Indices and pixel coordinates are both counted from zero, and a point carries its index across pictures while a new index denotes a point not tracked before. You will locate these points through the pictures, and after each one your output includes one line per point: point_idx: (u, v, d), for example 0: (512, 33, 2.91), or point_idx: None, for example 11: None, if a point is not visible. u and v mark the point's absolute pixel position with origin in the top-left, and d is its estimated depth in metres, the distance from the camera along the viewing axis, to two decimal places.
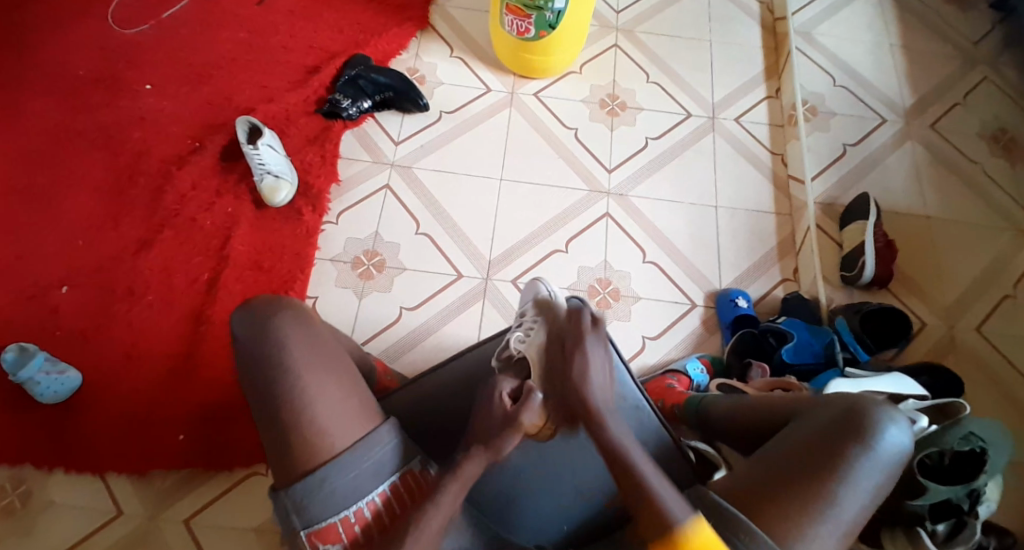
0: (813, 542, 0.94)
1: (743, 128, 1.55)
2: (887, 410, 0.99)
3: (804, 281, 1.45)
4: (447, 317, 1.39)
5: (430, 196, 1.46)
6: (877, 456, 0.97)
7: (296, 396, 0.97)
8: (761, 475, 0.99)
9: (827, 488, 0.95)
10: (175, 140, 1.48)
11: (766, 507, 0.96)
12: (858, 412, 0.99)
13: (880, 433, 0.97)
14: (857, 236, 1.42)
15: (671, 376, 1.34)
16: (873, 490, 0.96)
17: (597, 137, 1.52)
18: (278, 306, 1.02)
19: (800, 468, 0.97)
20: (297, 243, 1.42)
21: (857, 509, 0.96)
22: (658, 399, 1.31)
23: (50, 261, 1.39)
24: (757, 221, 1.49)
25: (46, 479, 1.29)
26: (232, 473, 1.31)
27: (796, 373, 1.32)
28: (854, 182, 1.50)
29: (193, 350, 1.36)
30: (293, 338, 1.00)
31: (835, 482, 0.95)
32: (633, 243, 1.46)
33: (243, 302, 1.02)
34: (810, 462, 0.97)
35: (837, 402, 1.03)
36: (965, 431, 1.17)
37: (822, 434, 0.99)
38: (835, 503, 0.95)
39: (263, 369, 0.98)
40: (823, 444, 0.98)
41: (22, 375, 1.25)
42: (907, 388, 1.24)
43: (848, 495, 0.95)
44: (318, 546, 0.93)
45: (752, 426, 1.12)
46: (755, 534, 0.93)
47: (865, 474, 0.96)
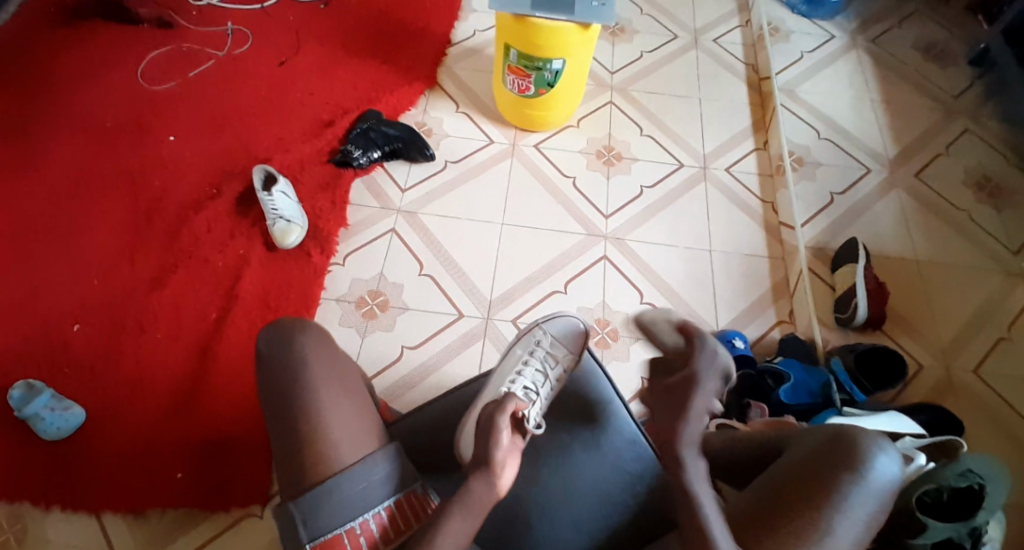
0: None
1: (734, 177, 1.62)
2: (877, 440, 0.99)
3: (800, 323, 1.48)
4: (448, 354, 1.42)
5: (434, 240, 1.52)
6: (869, 486, 0.97)
7: (310, 406, 1.00)
8: (756, 507, 0.99)
9: (820, 516, 0.95)
10: (193, 187, 1.56)
11: (761, 535, 0.96)
12: (849, 440, 1.00)
13: (872, 464, 0.97)
14: (849, 277, 1.46)
15: None
16: (867, 519, 0.96)
17: (594, 184, 1.59)
18: (307, 323, 1.07)
19: (793, 500, 0.97)
20: (305, 283, 1.47)
21: (853, 538, 0.96)
22: None
23: (65, 297, 1.43)
24: (750, 264, 1.53)
25: (43, 516, 1.29)
26: (227, 513, 1.30)
27: (794, 412, 1.33)
28: (845, 226, 1.56)
29: (197, 384, 1.38)
30: (315, 351, 1.04)
31: (828, 511, 0.95)
32: (631, 285, 1.49)
33: (269, 321, 1.06)
34: (804, 490, 0.98)
35: (830, 430, 1.03)
36: (962, 467, 1.16)
37: (814, 463, 0.99)
38: (829, 531, 0.95)
39: (280, 380, 1.02)
40: (815, 475, 0.98)
41: (26, 411, 1.28)
42: (905, 426, 1.26)
43: (842, 524, 0.95)
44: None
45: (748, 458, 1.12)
46: None
47: (858, 504, 0.96)
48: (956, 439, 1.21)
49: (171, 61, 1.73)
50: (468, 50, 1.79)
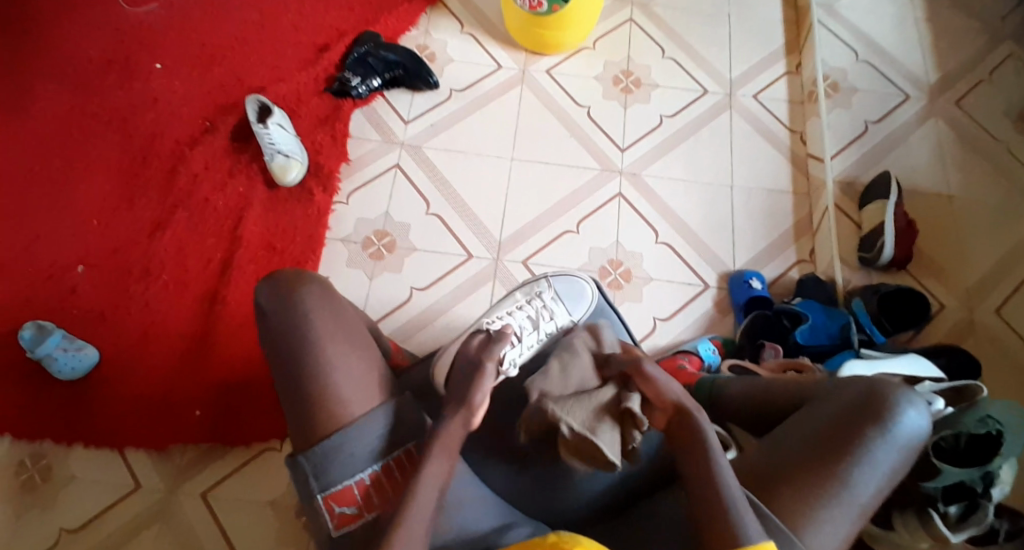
0: (828, 523, 0.93)
1: (761, 104, 1.52)
2: (904, 392, 0.98)
3: (821, 262, 1.43)
4: (458, 296, 1.39)
5: (440, 176, 1.45)
6: (894, 438, 0.96)
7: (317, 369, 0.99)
8: (774, 456, 0.98)
9: (841, 469, 0.94)
10: (187, 122, 1.50)
11: (782, 488, 0.94)
12: (878, 393, 0.98)
13: (899, 416, 0.96)
14: (878, 215, 1.40)
15: (683, 356, 1.32)
16: (892, 471, 0.95)
17: (610, 114, 1.50)
18: (309, 279, 1.05)
19: (814, 448, 0.96)
20: (308, 224, 1.43)
21: (875, 490, 0.95)
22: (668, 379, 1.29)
23: (69, 241, 1.43)
24: (772, 200, 1.47)
25: (67, 453, 1.34)
26: (248, 447, 1.35)
27: (811, 354, 1.32)
28: (877, 159, 1.47)
29: (207, 329, 1.40)
30: (320, 310, 1.02)
31: (849, 465, 0.94)
32: (646, 224, 1.44)
33: (268, 274, 1.05)
34: (828, 442, 0.96)
35: (857, 384, 1.01)
36: (982, 414, 1.19)
37: (844, 410, 0.98)
38: (849, 485, 0.94)
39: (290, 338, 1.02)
40: (839, 425, 0.97)
41: (39, 351, 1.31)
42: (922, 369, 1.24)
43: (863, 478, 0.94)
44: (334, 509, 0.96)
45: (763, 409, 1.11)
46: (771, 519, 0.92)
47: (880, 458, 0.94)
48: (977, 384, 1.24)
49: None
50: None
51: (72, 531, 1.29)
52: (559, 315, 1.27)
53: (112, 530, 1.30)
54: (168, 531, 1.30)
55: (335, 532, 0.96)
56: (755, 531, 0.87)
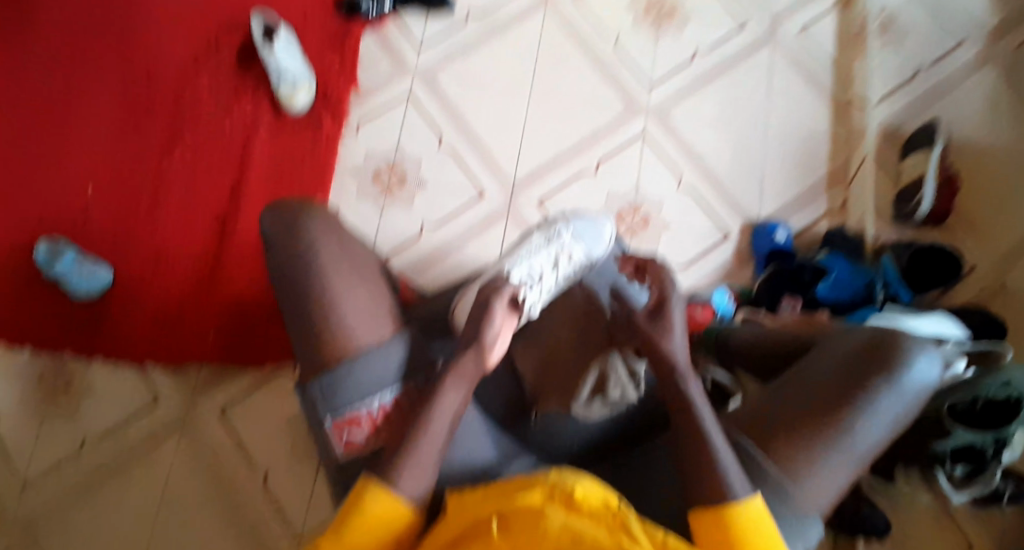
0: (824, 468, 0.91)
1: (805, 39, 1.40)
2: (921, 341, 0.95)
3: (852, 214, 1.35)
4: (470, 235, 1.33)
5: (454, 107, 1.38)
6: (904, 387, 0.93)
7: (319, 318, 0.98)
8: (779, 396, 0.96)
9: (846, 413, 0.91)
10: (192, 37, 1.43)
11: (779, 431, 0.93)
12: (890, 339, 0.95)
13: (911, 364, 0.93)
14: (920, 166, 1.30)
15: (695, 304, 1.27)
16: (896, 420, 0.93)
17: (640, 46, 1.40)
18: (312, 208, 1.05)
19: (821, 390, 0.94)
20: (315, 152, 1.38)
21: (878, 439, 0.92)
22: None
23: (73, 159, 1.39)
24: (809, 145, 1.37)
25: (87, 367, 1.32)
26: (262, 369, 1.32)
27: (829, 307, 1.26)
28: (924, 107, 1.36)
29: (219, 251, 1.35)
30: (324, 240, 1.02)
31: (854, 411, 0.91)
32: (669, 167, 1.37)
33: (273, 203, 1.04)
34: (836, 386, 0.93)
35: (873, 331, 0.99)
36: (1005, 379, 1.10)
37: (857, 355, 0.95)
38: (851, 429, 0.91)
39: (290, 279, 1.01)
40: (847, 368, 0.94)
41: (55, 269, 1.28)
42: (950, 330, 1.18)
43: (866, 426, 0.91)
44: (340, 436, 0.97)
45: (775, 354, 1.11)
46: (763, 459, 0.91)
47: (885, 408, 0.92)
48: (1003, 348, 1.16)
49: None
50: None
51: (93, 441, 1.29)
52: (577, 253, 1.21)
53: (133, 443, 1.29)
54: (189, 446, 1.29)
55: (342, 457, 0.98)
56: (739, 485, 0.87)
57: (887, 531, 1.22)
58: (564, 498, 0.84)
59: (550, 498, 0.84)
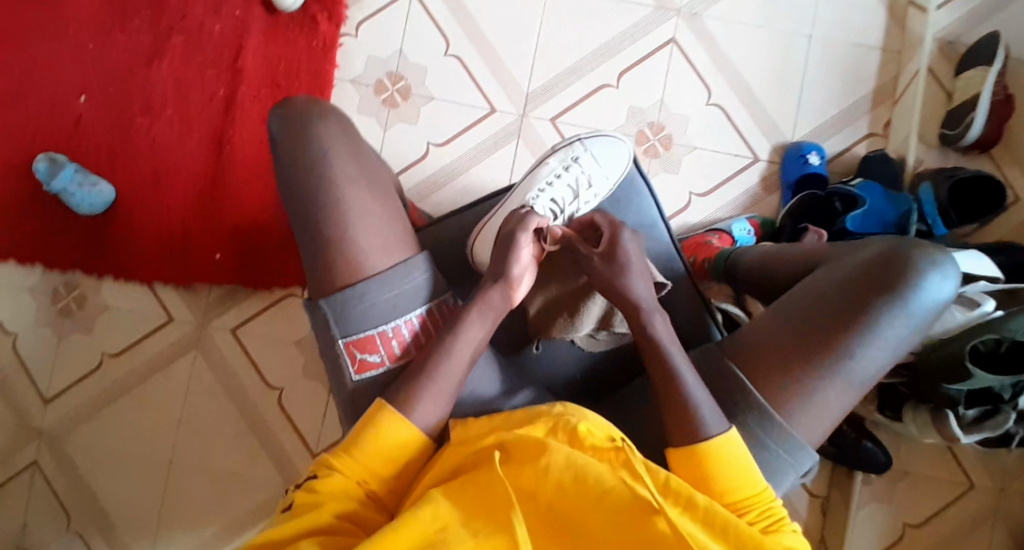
0: (824, 396, 0.85)
1: None
2: (931, 256, 0.86)
3: (895, 138, 1.24)
4: (478, 156, 1.26)
5: (463, 10, 1.26)
6: (912, 309, 0.84)
7: (319, 256, 0.90)
8: (789, 318, 0.87)
9: (848, 336, 0.84)
10: None
11: (775, 360, 0.86)
12: (899, 253, 0.86)
13: (917, 281, 0.84)
14: (975, 86, 1.18)
15: (712, 233, 1.20)
16: (900, 345, 0.85)
17: None
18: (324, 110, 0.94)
19: (833, 314, 0.85)
20: (312, 58, 1.26)
21: (882, 363, 0.85)
22: (691, 256, 1.19)
23: (63, 63, 1.31)
24: (853, 58, 1.24)
25: (98, 284, 1.37)
26: (271, 292, 1.37)
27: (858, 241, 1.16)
28: (989, 15, 1.22)
29: (219, 170, 1.32)
30: (337, 151, 0.92)
31: (858, 333, 0.84)
32: (698, 79, 1.25)
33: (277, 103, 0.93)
34: (840, 306, 0.85)
35: (881, 242, 0.90)
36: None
37: (865, 272, 0.86)
38: (852, 351, 0.84)
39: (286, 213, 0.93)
40: (856, 289, 0.86)
41: (54, 186, 1.26)
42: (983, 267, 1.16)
43: (869, 349, 0.84)
44: (355, 355, 0.90)
45: (770, 274, 1.01)
46: (754, 397, 0.85)
47: (892, 333, 0.84)
48: None
49: None
50: None
51: (114, 356, 1.36)
52: (598, 185, 1.13)
53: (151, 357, 1.36)
54: (206, 361, 1.37)
55: (355, 378, 0.90)
56: (713, 421, 0.82)
57: (887, 465, 1.28)
58: (567, 434, 0.78)
59: (553, 434, 0.78)
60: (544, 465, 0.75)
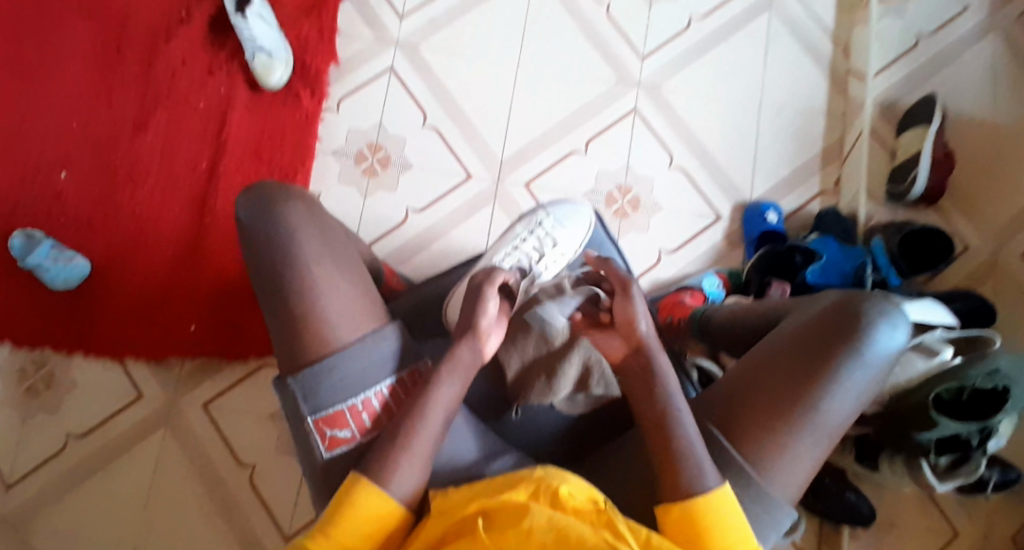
0: (794, 449, 0.86)
1: (804, 10, 1.35)
2: (883, 307, 0.89)
3: (845, 193, 1.33)
4: (456, 219, 1.31)
5: (439, 83, 1.32)
6: (869, 359, 0.87)
7: (307, 296, 0.90)
8: (751, 372, 0.89)
9: (815, 386, 0.86)
10: (164, 8, 1.35)
11: (745, 416, 0.87)
12: (853, 304, 0.89)
13: (872, 333, 0.87)
14: (914, 144, 1.29)
15: (685, 291, 1.24)
16: (862, 394, 0.88)
17: (632, 15, 1.34)
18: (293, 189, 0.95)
19: (792, 366, 0.87)
20: (296, 131, 1.32)
21: (847, 412, 0.87)
22: (666, 315, 1.22)
23: (43, 141, 1.33)
24: (803, 122, 1.34)
25: (68, 361, 1.36)
26: (246, 363, 1.36)
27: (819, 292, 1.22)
28: (923, 80, 1.33)
29: (198, 238, 1.35)
30: (306, 226, 0.92)
31: (824, 383, 0.86)
32: (660, 144, 1.33)
33: (247, 187, 0.94)
34: (804, 356, 0.87)
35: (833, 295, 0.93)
36: (991, 367, 1.12)
37: (822, 322, 0.89)
38: (822, 402, 0.86)
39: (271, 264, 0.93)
40: (813, 341, 0.88)
41: (30, 262, 1.27)
42: (938, 315, 1.22)
43: (836, 398, 0.86)
44: (325, 432, 0.88)
45: (739, 325, 1.05)
46: (727, 451, 0.86)
47: (855, 382, 0.86)
48: (989, 334, 1.19)
49: None
50: None
51: (79, 437, 1.33)
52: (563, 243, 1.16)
53: (119, 436, 1.33)
54: (175, 439, 1.34)
55: (326, 455, 0.89)
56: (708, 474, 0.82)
57: (873, 517, 1.31)
58: (550, 499, 0.77)
59: (536, 498, 0.78)
60: (527, 527, 0.73)
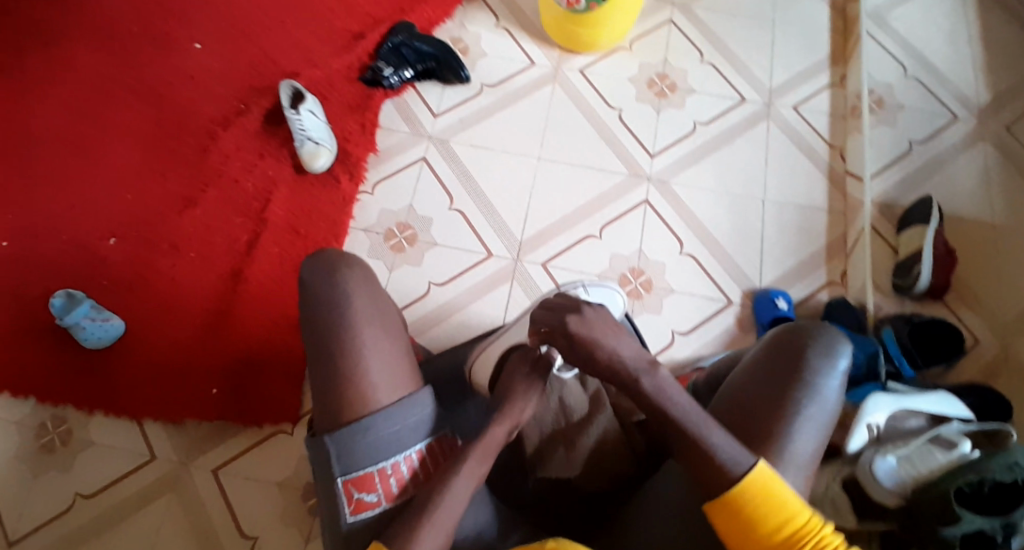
0: None
1: (800, 116, 1.49)
2: (821, 336, 0.92)
3: (852, 285, 1.37)
4: (475, 294, 1.37)
5: (466, 172, 1.45)
6: (821, 392, 0.90)
7: (335, 312, 0.93)
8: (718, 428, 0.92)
9: (779, 426, 0.88)
10: (223, 102, 1.52)
11: None
12: (793, 337, 0.93)
13: (814, 361, 0.91)
14: (916, 241, 1.33)
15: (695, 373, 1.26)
16: (825, 428, 0.90)
17: (642, 117, 1.48)
18: (352, 258, 0.98)
19: (752, 412, 0.90)
20: (333, 210, 1.43)
21: (814, 446, 0.89)
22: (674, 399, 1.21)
23: (99, 213, 1.45)
24: (806, 218, 1.42)
25: (88, 420, 1.35)
26: (261, 428, 1.35)
27: None
28: (918, 182, 1.42)
29: (231, 305, 1.40)
30: (362, 292, 0.95)
31: (786, 420, 0.88)
32: (671, 233, 1.40)
33: (313, 254, 0.98)
34: (762, 397, 0.90)
35: (775, 329, 0.96)
36: (1010, 459, 1.00)
37: (770, 361, 0.92)
38: (787, 440, 0.88)
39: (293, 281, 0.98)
40: (764, 382, 0.91)
41: (68, 320, 1.31)
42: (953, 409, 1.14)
43: (800, 434, 0.88)
44: (352, 495, 0.88)
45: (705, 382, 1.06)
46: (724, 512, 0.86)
47: (813, 415, 0.89)
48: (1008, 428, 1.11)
49: None
50: None
51: (88, 496, 1.31)
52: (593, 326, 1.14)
53: (123, 500, 1.31)
54: (180, 504, 1.31)
55: (351, 520, 0.88)
56: (735, 461, 0.83)
57: None
58: None
59: None
60: None
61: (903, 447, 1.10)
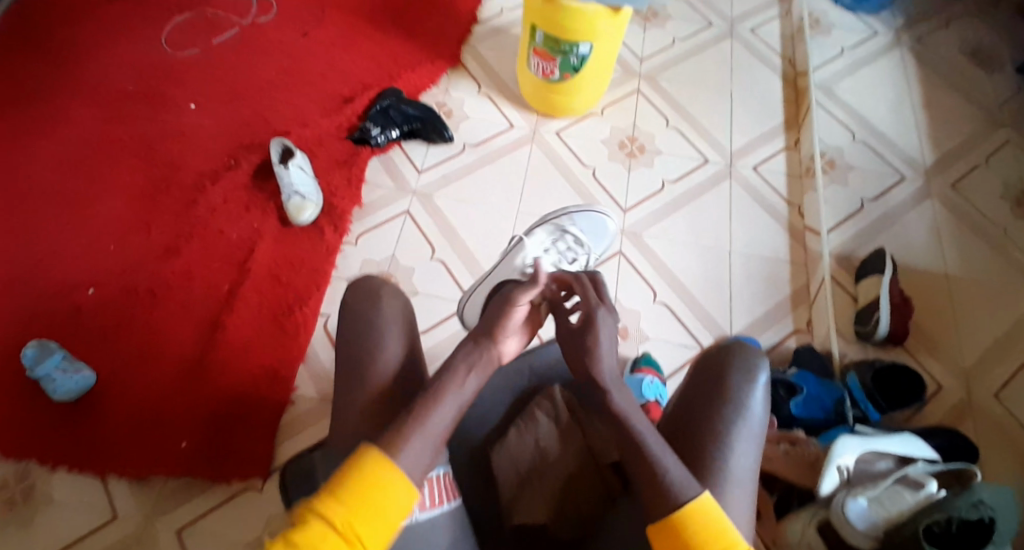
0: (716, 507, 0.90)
1: (760, 176, 1.60)
2: (745, 357, 0.98)
3: (817, 333, 1.43)
4: (454, 342, 1.40)
5: (447, 224, 1.50)
6: (748, 412, 0.95)
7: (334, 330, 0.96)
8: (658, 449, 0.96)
9: (712, 446, 0.93)
10: (214, 157, 1.57)
11: None
12: (720, 359, 0.98)
13: (737, 382, 0.96)
14: (873, 289, 1.42)
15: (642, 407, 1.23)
16: (755, 449, 0.94)
17: (615, 175, 1.57)
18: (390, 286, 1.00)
19: (686, 432, 0.95)
20: (317, 261, 1.47)
21: (749, 465, 0.93)
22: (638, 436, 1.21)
23: (80, 262, 1.45)
24: (770, 270, 1.50)
25: (50, 475, 1.30)
26: (229, 484, 1.30)
27: (804, 427, 1.29)
28: (872, 236, 1.52)
29: (207, 355, 1.38)
30: (393, 315, 0.97)
31: (719, 438, 0.93)
32: (645, 283, 1.46)
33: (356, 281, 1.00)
34: (693, 416, 0.95)
35: (706, 351, 1.02)
36: (975, 498, 1.05)
37: (697, 386, 0.98)
38: (721, 456, 0.92)
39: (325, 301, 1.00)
40: (695, 402, 0.96)
41: (38, 371, 1.29)
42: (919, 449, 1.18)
43: (734, 451, 0.93)
44: None
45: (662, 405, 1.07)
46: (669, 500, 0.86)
47: (743, 433, 0.93)
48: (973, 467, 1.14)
49: (196, 28, 1.74)
50: (495, 30, 1.78)
51: None
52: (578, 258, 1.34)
53: None
54: None
55: None
56: (685, 484, 0.83)
57: None
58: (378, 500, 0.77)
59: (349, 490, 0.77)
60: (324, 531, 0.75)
61: (873, 488, 1.12)
